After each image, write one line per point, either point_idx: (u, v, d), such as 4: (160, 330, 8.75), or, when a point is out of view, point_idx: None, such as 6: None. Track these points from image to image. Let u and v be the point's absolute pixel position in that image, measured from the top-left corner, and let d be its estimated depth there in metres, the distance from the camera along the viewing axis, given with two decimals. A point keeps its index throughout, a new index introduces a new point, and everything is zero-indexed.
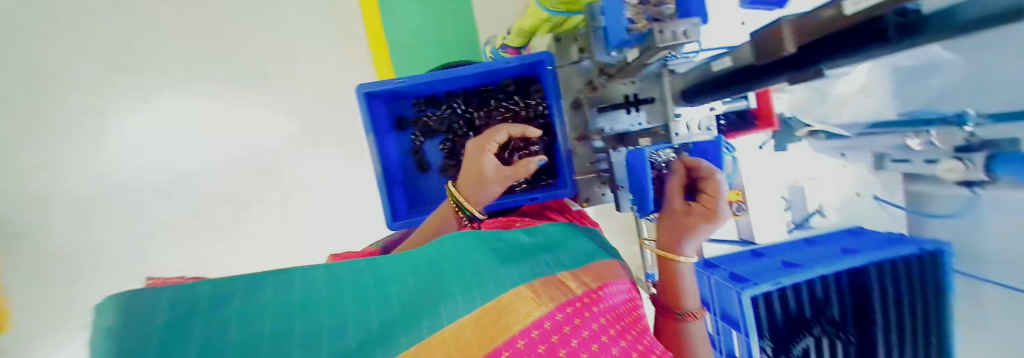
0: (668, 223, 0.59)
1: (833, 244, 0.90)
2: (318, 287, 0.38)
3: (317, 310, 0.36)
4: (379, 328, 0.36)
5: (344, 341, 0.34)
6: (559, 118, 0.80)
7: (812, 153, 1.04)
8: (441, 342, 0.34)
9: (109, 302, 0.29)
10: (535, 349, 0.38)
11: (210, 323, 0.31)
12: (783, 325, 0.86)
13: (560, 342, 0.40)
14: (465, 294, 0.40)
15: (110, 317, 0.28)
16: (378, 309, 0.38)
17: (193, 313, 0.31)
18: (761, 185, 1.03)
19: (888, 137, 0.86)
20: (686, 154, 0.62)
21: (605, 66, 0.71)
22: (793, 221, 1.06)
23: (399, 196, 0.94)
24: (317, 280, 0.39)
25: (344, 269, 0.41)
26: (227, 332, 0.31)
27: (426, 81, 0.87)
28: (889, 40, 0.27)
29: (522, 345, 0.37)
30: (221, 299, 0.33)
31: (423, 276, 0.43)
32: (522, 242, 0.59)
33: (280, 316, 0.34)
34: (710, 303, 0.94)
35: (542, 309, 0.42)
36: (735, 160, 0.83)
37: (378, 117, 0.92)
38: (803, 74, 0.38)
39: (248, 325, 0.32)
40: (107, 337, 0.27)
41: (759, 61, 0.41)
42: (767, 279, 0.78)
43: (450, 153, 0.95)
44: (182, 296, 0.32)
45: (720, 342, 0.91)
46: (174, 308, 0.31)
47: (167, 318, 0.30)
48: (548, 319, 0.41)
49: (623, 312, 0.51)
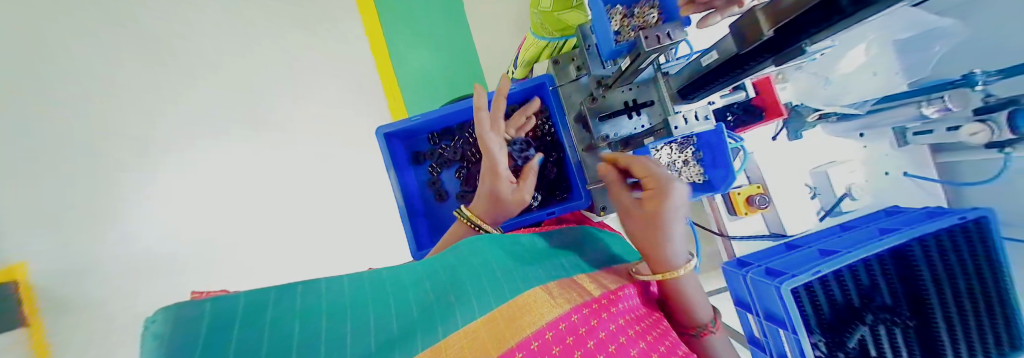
0: (638, 232, 0.52)
1: (870, 225, 0.86)
2: (344, 295, 0.35)
3: (343, 317, 0.32)
4: (398, 337, 0.31)
5: (368, 346, 0.30)
6: (566, 133, 0.85)
7: (830, 138, 1.02)
8: (460, 343, 0.31)
9: (162, 314, 0.24)
10: (548, 351, 0.32)
11: (239, 336, 0.26)
12: (832, 318, 0.80)
13: (575, 343, 0.34)
14: (480, 297, 0.37)
15: (160, 323, 0.24)
16: (399, 313, 0.35)
17: (227, 328, 0.26)
18: (782, 176, 1.01)
19: (904, 109, 0.85)
20: (693, 147, 0.65)
21: (603, 78, 0.76)
22: (822, 208, 1.02)
23: (421, 226, 0.98)
24: (343, 289, 0.36)
25: (369, 280, 0.39)
26: (261, 339, 0.27)
27: (438, 115, 0.93)
28: (875, 6, 0.29)
29: (537, 345, 0.32)
30: (256, 309, 0.29)
31: (443, 281, 0.41)
32: (539, 246, 0.58)
33: (308, 321, 0.30)
34: (748, 303, 0.88)
35: (556, 310, 0.37)
36: (744, 149, 0.74)
37: (397, 153, 0.99)
38: (788, 52, 0.41)
39: (280, 334, 0.28)
40: (161, 341, 0.23)
41: (742, 47, 0.44)
42: (804, 269, 0.73)
43: (467, 180, 0.98)
44: (223, 303, 0.27)
45: (769, 345, 0.84)
46: (201, 323, 0.25)
47: (208, 322, 0.25)
48: (564, 320, 0.36)
49: (649, 315, 0.44)
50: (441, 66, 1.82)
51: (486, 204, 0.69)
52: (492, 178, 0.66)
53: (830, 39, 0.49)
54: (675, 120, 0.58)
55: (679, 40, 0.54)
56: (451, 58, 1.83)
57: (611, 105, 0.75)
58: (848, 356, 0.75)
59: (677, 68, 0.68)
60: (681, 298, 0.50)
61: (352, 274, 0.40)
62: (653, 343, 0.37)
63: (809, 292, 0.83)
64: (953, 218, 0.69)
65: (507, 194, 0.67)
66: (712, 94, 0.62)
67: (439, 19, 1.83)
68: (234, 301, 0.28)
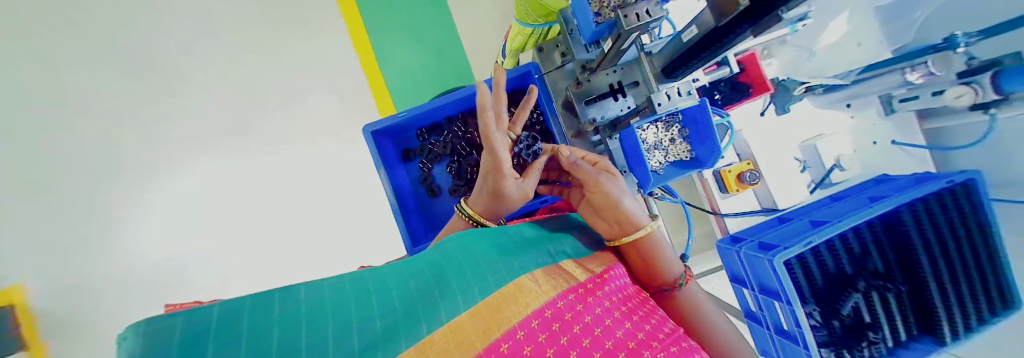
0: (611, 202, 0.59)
1: (861, 195, 0.86)
2: (325, 299, 0.35)
3: (324, 322, 0.32)
4: (381, 336, 0.31)
5: (350, 348, 0.30)
6: (554, 120, 0.85)
7: (818, 110, 1.02)
8: (443, 338, 0.31)
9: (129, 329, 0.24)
10: (533, 339, 0.32)
11: (214, 348, 0.26)
12: (824, 288, 0.82)
13: (560, 330, 0.34)
14: (465, 291, 0.37)
15: (127, 340, 0.23)
16: (382, 313, 0.35)
17: (200, 342, 0.26)
18: (772, 151, 1.01)
19: (886, 77, 0.85)
20: (678, 123, 0.64)
21: (587, 62, 0.75)
22: (813, 180, 1.02)
23: (415, 223, 0.97)
24: (324, 293, 0.36)
25: (351, 283, 0.39)
26: (238, 348, 0.26)
27: (425, 111, 0.92)
28: None
29: (522, 335, 0.32)
30: (231, 320, 0.28)
31: (427, 278, 0.40)
32: (527, 236, 0.58)
33: (288, 327, 0.30)
34: (743, 278, 0.89)
35: (542, 298, 0.37)
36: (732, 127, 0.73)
37: (386, 152, 0.98)
38: (765, 20, 0.41)
39: (258, 342, 0.28)
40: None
41: (719, 20, 0.44)
42: (796, 241, 0.73)
43: (458, 174, 0.98)
44: (196, 317, 0.27)
45: (765, 318, 0.85)
46: (171, 339, 0.24)
47: (179, 335, 0.25)
48: (549, 307, 0.36)
49: (639, 297, 0.45)
50: (427, 61, 1.79)
51: (488, 200, 0.67)
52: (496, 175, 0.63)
53: (806, 5, 0.49)
54: (658, 98, 0.59)
55: (658, 18, 0.54)
56: (436, 53, 1.80)
57: (597, 89, 0.74)
58: (840, 324, 0.77)
59: (660, 47, 0.68)
60: (658, 255, 0.57)
61: (334, 276, 0.40)
62: (639, 324, 0.37)
63: (803, 264, 0.84)
64: (941, 182, 0.69)
65: (514, 193, 0.65)
66: (697, 71, 0.62)
67: (421, 14, 1.79)
68: (208, 312, 0.28)
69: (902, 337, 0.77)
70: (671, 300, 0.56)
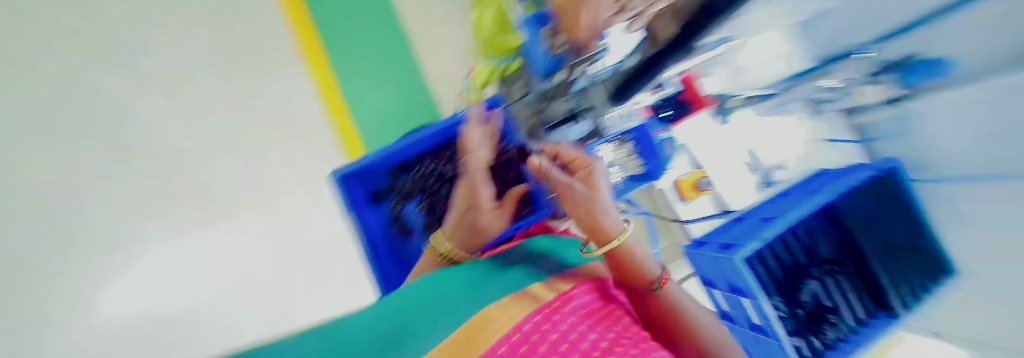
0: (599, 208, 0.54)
1: (800, 189, 0.96)
2: (306, 346, 0.35)
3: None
4: None
5: None
6: (521, 147, 0.89)
7: (757, 118, 1.10)
8: None
9: None
10: (512, 353, 0.34)
11: None
12: (784, 278, 0.87)
13: (537, 342, 0.36)
14: (438, 326, 0.39)
15: None
16: (361, 353, 0.35)
17: None
18: (719, 158, 1.12)
19: (810, 84, 0.99)
20: (631, 141, 0.70)
21: (544, 92, 0.80)
22: (760, 181, 1.14)
23: (391, 263, 0.96)
24: (303, 343, 0.36)
25: (329, 332, 0.39)
26: None
27: (393, 150, 0.94)
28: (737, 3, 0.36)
29: (501, 351, 0.34)
30: None
31: (403, 318, 0.41)
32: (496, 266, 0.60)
33: None
34: (714, 280, 0.94)
35: (514, 319, 0.40)
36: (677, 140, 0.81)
37: (356, 196, 0.99)
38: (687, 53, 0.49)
39: None
40: None
41: (649, 51, 0.51)
42: (751, 238, 0.80)
43: (432, 209, 0.99)
44: None
45: (739, 315, 0.89)
46: None
47: None
48: (522, 325, 0.38)
49: (607, 310, 0.48)
50: None
51: (466, 231, 0.71)
52: (474, 208, 0.66)
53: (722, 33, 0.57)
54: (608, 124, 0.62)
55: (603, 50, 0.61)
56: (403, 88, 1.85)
57: (555, 114, 0.78)
58: (804, 312, 0.82)
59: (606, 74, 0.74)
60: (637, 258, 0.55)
61: (311, 327, 0.40)
62: (606, 333, 0.40)
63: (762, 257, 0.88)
64: (864, 172, 0.79)
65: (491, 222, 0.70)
66: (641, 92, 0.67)
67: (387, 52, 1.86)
68: None
69: (860, 316, 0.82)
70: (649, 301, 0.56)
